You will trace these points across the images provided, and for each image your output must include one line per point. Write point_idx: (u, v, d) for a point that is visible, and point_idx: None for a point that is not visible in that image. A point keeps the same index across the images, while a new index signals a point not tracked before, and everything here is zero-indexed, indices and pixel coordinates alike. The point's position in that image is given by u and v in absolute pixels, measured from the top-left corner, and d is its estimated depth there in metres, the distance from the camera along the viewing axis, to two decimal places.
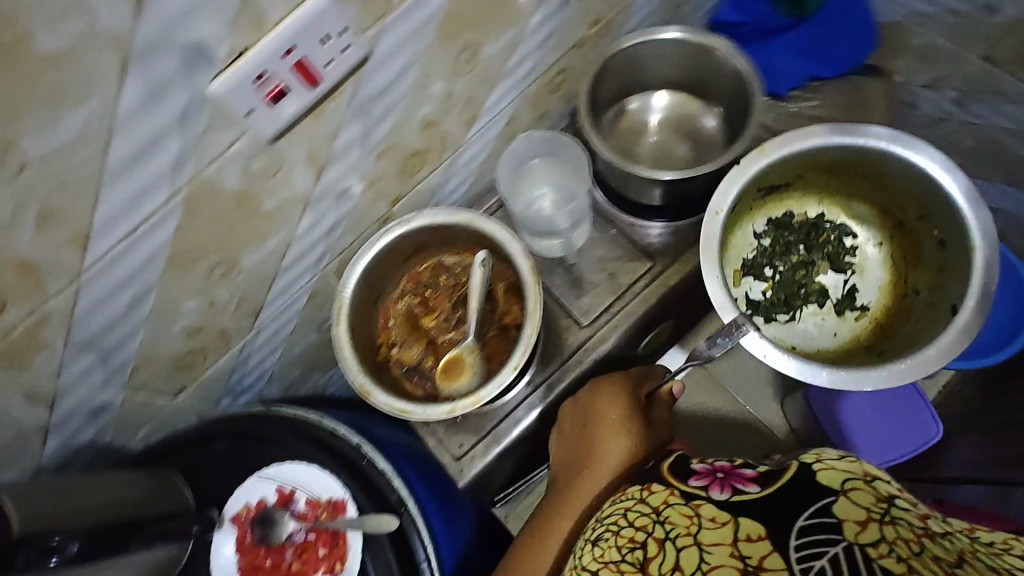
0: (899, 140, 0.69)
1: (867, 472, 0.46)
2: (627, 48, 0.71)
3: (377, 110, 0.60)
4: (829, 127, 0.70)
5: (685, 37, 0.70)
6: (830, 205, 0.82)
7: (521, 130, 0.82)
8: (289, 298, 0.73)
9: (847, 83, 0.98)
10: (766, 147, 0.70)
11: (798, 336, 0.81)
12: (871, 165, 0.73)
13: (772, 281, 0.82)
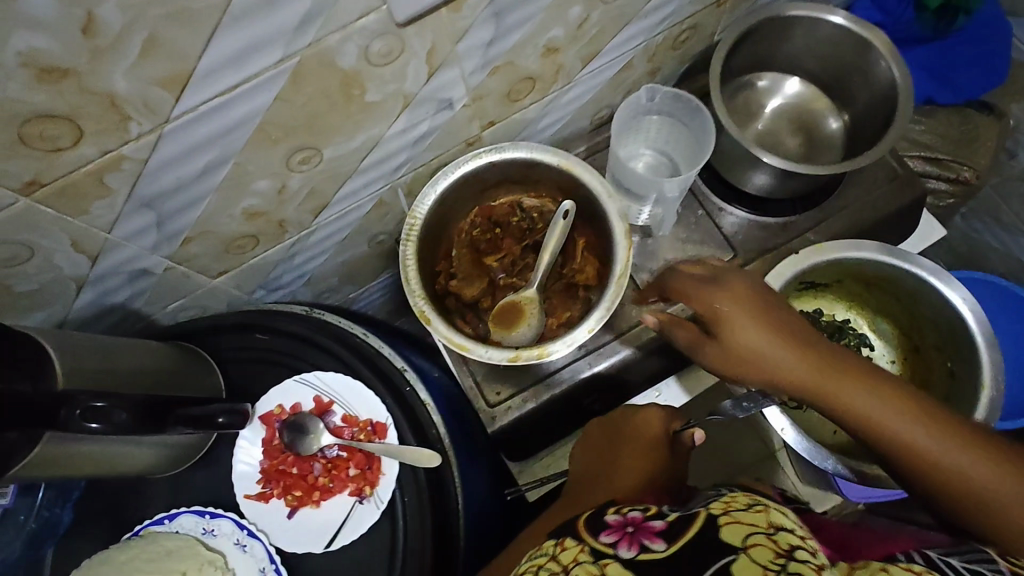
0: (939, 276, 0.67)
1: (771, 523, 0.36)
2: (782, 18, 0.65)
3: (512, 17, 0.54)
4: (881, 246, 0.68)
5: (849, 27, 0.64)
6: (856, 314, 0.79)
7: (630, 81, 0.76)
8: (355, 201, 0.68)
9: (962, 113, 0.93)
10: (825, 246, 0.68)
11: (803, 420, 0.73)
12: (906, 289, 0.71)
13: None
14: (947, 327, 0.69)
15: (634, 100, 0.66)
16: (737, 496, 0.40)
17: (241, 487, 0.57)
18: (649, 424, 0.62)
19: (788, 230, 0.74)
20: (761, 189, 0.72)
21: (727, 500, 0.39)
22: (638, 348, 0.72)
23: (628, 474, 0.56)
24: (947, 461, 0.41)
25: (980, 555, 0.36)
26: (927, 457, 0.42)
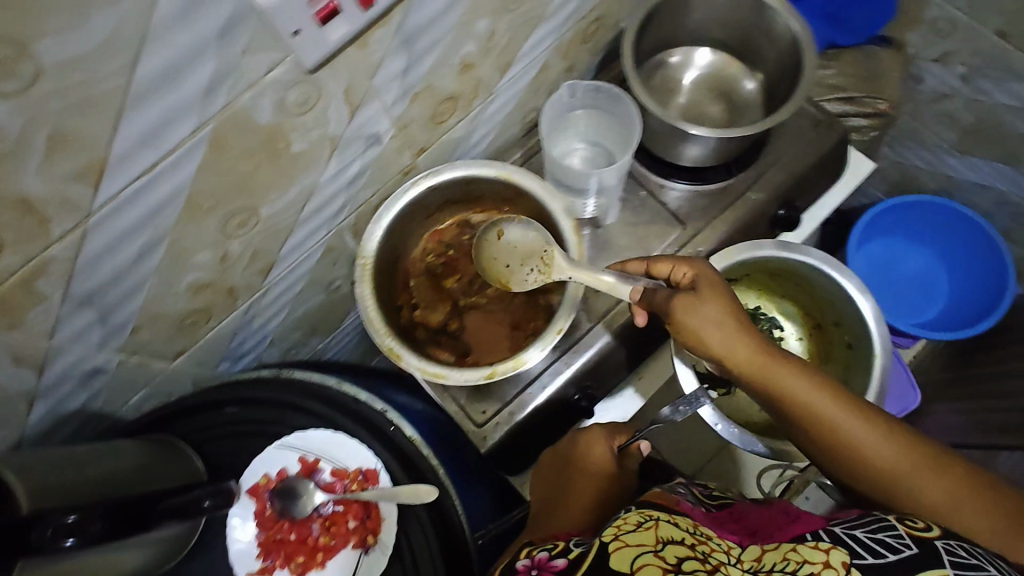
0: (829, 262, 0.71)
1: (658, 540, 0.44)
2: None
3: (421, 44, 0.54)
4: (777, 243, 0.72)
5: None
6: (765, 299, 0.81)
7: (549, 82, 0.77)
8: (301, 255, 0.67)
9: (863, 53, 0.98)
10: (729, 250, 0.71)
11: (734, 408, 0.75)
12: (800, 276, 0.75)
13: None
14: (839, 304, 0.73)
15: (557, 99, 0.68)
16: (631, 516, 0.47)
17: (241, 566, 0.55)
18: (591, 446, 0.66)
19: (728, 194, 0.77)
20: (699, 159, 0.74)
21: (618, 524, 0.46)
22: (612, 337, 0.73)
23: (588, 490, 0.62)
24: (907, 467, 0.46)
25: (882, 522, 0.43)
26: (891, 465, 0.46)
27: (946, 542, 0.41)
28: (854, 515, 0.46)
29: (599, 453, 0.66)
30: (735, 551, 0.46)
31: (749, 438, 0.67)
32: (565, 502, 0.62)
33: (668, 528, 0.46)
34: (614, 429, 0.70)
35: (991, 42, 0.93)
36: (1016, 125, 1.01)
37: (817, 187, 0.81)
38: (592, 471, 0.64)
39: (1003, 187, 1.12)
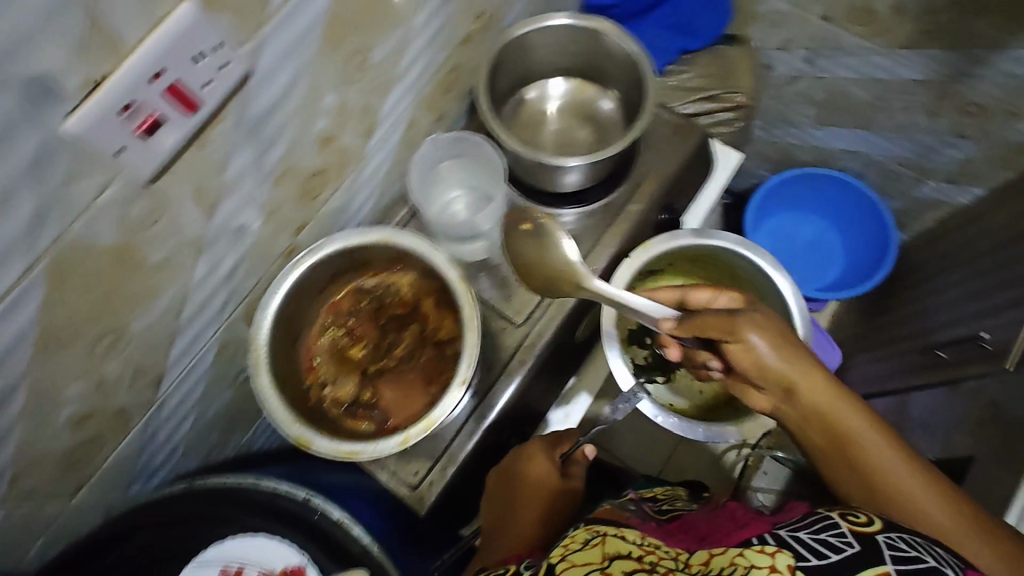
0: (742, 244, 0.77)
1: (605, 556, 0.50)
2: (515, 38, 0.70)
3: (267, 132, 0.54)
4: (692, 231, 0.78)
5: (573, 23, 0.71)
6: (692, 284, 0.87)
7: (420, 137, 0.79)
8: (194, 358, 0.65)
9: (712, 54, 1.06)
10: (647, 244, 0.77)
11: (673, 396, 0.85)
12: (722, 262, 0.81)
13: (651, 348, 0.86)
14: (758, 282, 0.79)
15: (423, 155, 0.71)
16: (578, 535, 0.55)
17: None
18: (533, 460, 0.73)
19: (612, 210, 0.80)
20: (576, 182, 0.77)
21: (566, 545, 0.54)
22: (527, 368, 0.75)
23: (533, 507, 0.70)
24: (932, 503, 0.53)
25: (828, 524, 0.49)
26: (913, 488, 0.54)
27: (885, 536, 0.47)
28: (800, 519, 0.52)
29: (541, 468, 0.72)
30: (682, 556, 0.53)
31: (689, 424, 0.74)
32: (513, 517, 0.70)
33: (614, 543, 0.53)
34: (556, 441, 0.76)
35: (819, 26, 1.03)
36: (861, 94, 1.10)
37: (691, 188, 0.86)
38: (537, 485, 0.71)
39: (863, 151, 1.22)
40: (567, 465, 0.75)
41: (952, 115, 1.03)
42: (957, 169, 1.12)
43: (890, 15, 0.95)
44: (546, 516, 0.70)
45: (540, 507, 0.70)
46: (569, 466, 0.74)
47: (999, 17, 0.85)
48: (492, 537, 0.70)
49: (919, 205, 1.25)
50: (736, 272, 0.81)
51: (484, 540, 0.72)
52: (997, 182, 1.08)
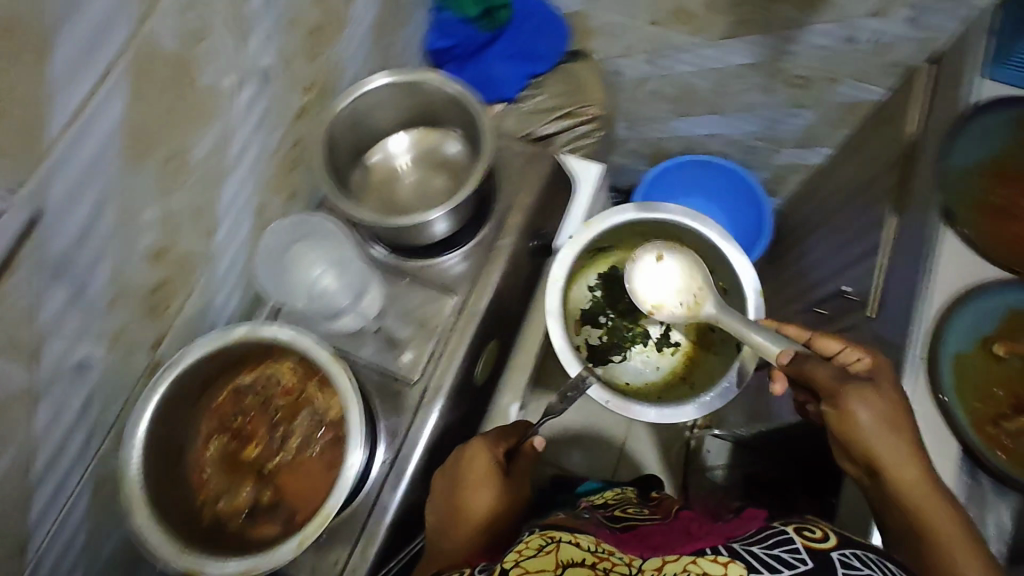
0: (689, 216, 0.82)
1: (559, 564, 0.48)
2: (343, 110, 0.70)
3: (82, 263, 0.51)
4: (632, 207, 0.82)
5: (395, 79, 0.71)
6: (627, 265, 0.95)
7: (275, 217, 0.77)
8: (58, 513, 0.58)
9: (559, 72, 1.11)
10: (591, 222, 0.82)
11: (629, 373, 0.90)
12: (676, 237, 0.86)
13: (607, 328, 0.91)
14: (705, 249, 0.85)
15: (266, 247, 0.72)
16: (532, 540, 0.53)
17: None
18: (474, 457, 0.70)
19: (487, 247, 0.82)
20: (444, 230, 0.79)
21: (521, 550, 0.51)
22: (433, 424, 0.74)
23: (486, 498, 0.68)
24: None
25: (784, 539, 0.51)
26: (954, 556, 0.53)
27: (840, 551, 0.50)
28: (754, 532, 0.53)
29: (485, 463, 0.69)
30: (635, 561, 0.50)
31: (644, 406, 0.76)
32: (463, 518, 0.67)
33: (567, 549, 0.50)
34: (499, 436, 0.74)
35: (649, 30, 1.09)
36: (703, 84, 1.17)
37: (556, 209, 0.91)
38: (487, 479, 0.69)
39: (721, 133, 1.30)
40: (513, 461, 0.73)
41: (784, 91, 1.11)
42: (803, 135, 1.21)
43: (706, 12, 1.02)
44: (502, 510, 0.68)
45: (492, 499, 0.68)
46: (514, 462, 0.73)
47: None
48: (439, 533, 0.66)
49: (781, 172, 1.34)
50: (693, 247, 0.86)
51: (435, 535, 0.67)
52: (837, 141, 1.18)
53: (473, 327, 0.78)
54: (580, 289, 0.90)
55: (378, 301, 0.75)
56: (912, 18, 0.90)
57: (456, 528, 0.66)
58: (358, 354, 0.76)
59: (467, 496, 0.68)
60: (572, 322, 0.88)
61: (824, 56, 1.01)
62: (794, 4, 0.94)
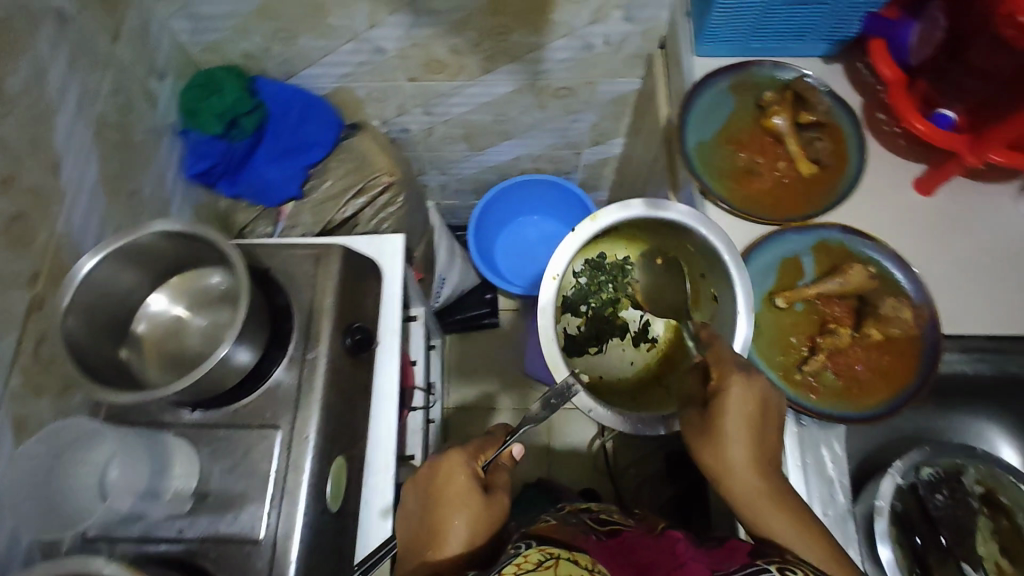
0: (697, 220, 0.71)
1: None
2: (70, 302, 0.63)
3: None
4: (647, 204, 0.72)
5: (117, 248, 0.65)
6: None
7: (47, 422, 0.69)
8: None
9: (339, 152, 1.09)
10: (596, 215, 0.72)
11: (604, 367, 0.87)
12: (668, 232, 0.78)
13: (585, 316, 0.90)
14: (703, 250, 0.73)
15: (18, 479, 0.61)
16: (530, 554, 0.49)
17: None
18: (452, 472, 0.64)
19: (298, 364, 0.78)
20: (249, 361, 0.74)
21: (519, 564, 0.48)
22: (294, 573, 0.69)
23: (477, 513, 0.62)
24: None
25: None
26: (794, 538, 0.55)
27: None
28: (737, 569, 0.52)
29: (466, 477, 0.63)
30: None
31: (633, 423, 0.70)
32: (436, 542, 0.60)
33: (568, 566, 0.48)
34: (479, 447, 0.69)
35: (411, 86, 1.09)
36: (485, 117, 1.19)
37: (368, 292, 0.89)
38: (468, 497, 0.62)
39: (524, 152, 1.34)
40: (490, 473, 0.68)
41: (556, 104, 1.16)
42: (593, 134, 1.26)
43: (453, 58, 1.03)
44: (484, 528, 0.61)
45: (472, 517, 0.61)
46: (491, 473, 0.68)
47: (523, 28, 0.96)
48: (417, 548, 0.61)
49: (593, 167, 1.40)
50: (682, 247, 0.79)
51: (408, 554, 0.62)
52: (625, 130, 1.24)
53: (308, 456, 0.73)
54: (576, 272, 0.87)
55: (190, 458, 0.71)
56: (629, 16, 0.94)
57: (435, 547, 0.60)
58: (189, 532, 0.70)
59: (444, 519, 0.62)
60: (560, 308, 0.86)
61: (574, 66, 1.05)
62: (525, 32, 0.97)
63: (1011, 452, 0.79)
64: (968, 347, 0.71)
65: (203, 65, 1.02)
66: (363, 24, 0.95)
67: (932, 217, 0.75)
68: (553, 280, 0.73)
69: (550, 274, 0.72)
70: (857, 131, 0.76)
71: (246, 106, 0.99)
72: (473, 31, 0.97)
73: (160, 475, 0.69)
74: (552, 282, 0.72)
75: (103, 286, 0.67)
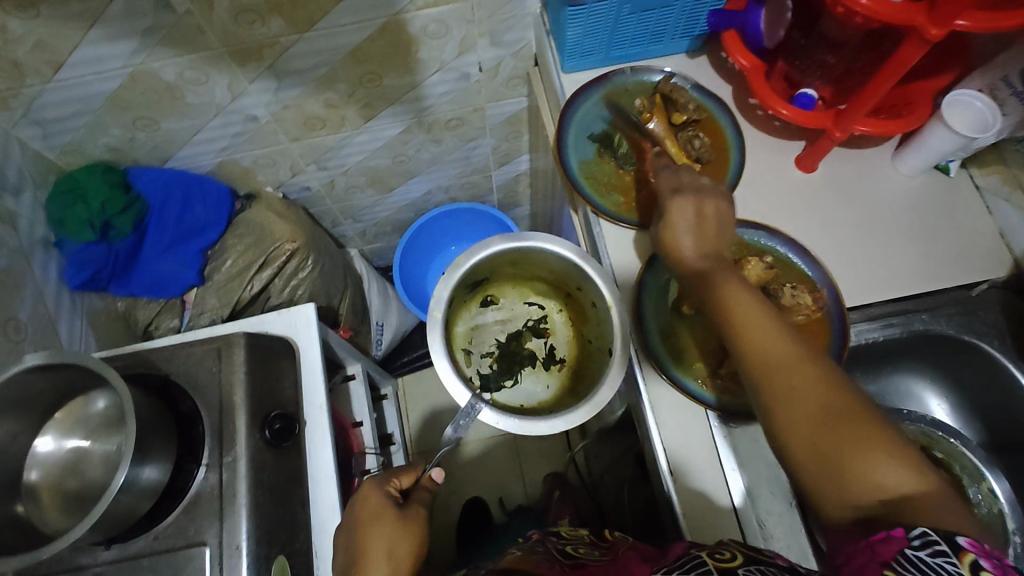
0: (549, 241, 0.74)
1: None
2: None
3: None
4: (505, 237, 0.74)
5: None
6: (520, 287, 0.86)
7: None
8: None
9: (235, 226, 1.06)
10: (460, 259, 0.74)
11: (523, 396, 0.83)
12: (534, 261, 0.79)
13: (493, 355, 0.86)
14: (563, 267, 0.77)
15: None
16: None
17: None
18: (369, 500, 0.68)
19: (215, 470, 0.73)
20: (160, 478, 0.69)
21: None
22: None
23: (394, 535, 0.65)
24: (785, 364, 0.51)
25: (695, 564, 0.50)
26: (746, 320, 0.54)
27: (745, 570, 0.48)
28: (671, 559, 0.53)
29: (378, 498, 0.68)
30: None
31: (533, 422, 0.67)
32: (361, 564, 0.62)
33: None
34: (394, 474, 0.74)
35: (297, 145, 1.06)
36: (383, 161, 1.17)
37: (287, 371, 0.84)
38: (386, 513, 0.66)
39: (434, 185, 1.32)
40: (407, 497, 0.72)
41: (450, 135, 1.14)
42: (497, 156, 1.25)
43: (330, 111, 0.99)
44: (402, 548, 0.64)
45: (391, 535, 0.65)
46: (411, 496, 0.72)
47: (393, 72, 0.94)
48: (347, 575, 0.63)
49: (506, 185, 1.39)
50: (555, 270, 0.79)
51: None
52: (526, 146, 1.23)
53: (242, 565, 0.69)
54: (466, 319, 0.85)
55: None
56: (496, 42, 0.93)
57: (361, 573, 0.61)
58: None
59: (374, 527, 0.64)
60: (459, 354, 0.83)
61: (457, 98, 1.03)
62: (395, 75, 0.95)
63: (940, 403, 0.80)
64: (872, 314, 0.73)
65: (66, 168, 0.96)
66: (225, 96, 0.91)
67: (818, 195, 0.76)
68: (435, 330, 0.72)
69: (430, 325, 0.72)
70: (733, 124, 0.77)
71: (118, 206, 0.94)
72: (342, 83, 0.94)
73: None
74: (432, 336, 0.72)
75: None
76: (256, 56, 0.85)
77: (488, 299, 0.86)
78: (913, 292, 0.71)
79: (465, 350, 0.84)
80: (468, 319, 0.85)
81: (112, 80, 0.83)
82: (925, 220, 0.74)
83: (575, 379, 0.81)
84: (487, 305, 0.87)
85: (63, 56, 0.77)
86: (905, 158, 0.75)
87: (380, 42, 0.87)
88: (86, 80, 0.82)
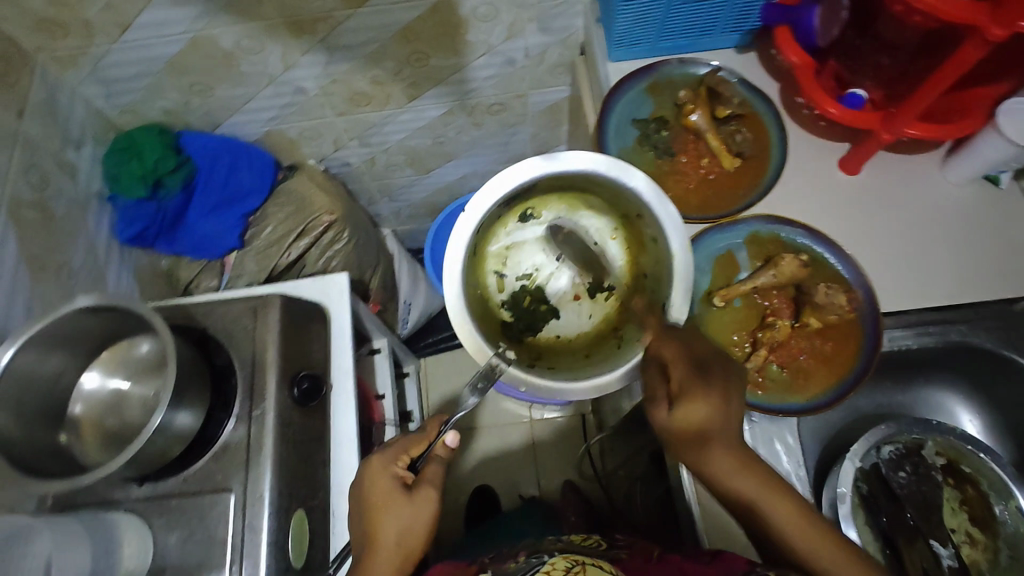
0: (612, 164, 0.70)
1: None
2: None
3: None
4: (543, 159, 0.71)
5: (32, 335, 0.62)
6: (566, 200, 0.80)
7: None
8: None
9: (277, 195, 1.09)
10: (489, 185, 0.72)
11: (561, 326, 0.80)
12: (587, 182, 0.75)
13: (530, 276, 0.82)
14: (618, 190, 0.73)
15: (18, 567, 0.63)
16: (556, 564, 0.56)
17: None
18: (375, 481, 0.68)
19: (245, 422, 0.75)
20: (193, 424, 0.72)
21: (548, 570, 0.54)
22: None
23: (399, 516, 0.65)
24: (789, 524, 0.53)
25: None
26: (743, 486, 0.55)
27: None
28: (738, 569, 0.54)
29: (388, 482, 0.68)
30: None
31: (560, 390, 0.67)
32: (372, 544, 0.64)
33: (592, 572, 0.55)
34: (405, 445, 0.73)
35: (342, 120, 1.09)
36: (422, 142, 1.19)
37: (318, 336, 0.86)
38: (392, 496, 0.67)
39: (471, 170, 1.33)
40: (420, 469, 0.71)
41: (491, 120, 1.15)
42: (535, 144, 1.26)
43: (377, 89, 1.02)
44: (413, 531, 0.65)
45: (402, 520, 0.65)
46: (424, 468, 0.71)
47: (440, 53, 0.95)
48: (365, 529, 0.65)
49: None
50: (614, 189, 0.74)
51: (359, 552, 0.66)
52: (565, 136, 1.24)
53: (264, 514, 0.71)
54: (502, 237, 0.81)
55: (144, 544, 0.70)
56: (544, 28, 0.94)
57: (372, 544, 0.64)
58: None
59: (387, 502, 0.66)
60: (490, 275, 0.80)
61: (500, 82, 1.04)
62: (443, 55, 0.96)
63: (971, 420, 0.79)
64: (909, 321, 0.71)
65: (124, 127, 1.01)
66: (279, 67, 0.94)
67: (861, 198, 0.75)
68: (457, 264, 0.72)
69: (451, 259, 0.72)
70: (777, 119, 0.77)
71: (169, 165, 0.98)
72: (390, 61, 0.96)
73: (108, 555, 0.69)
74: (455, 263, 0.72)
75: (32, 370, 0.65)
76: (310, 30, 0.88)
77: (528, 214, 0.81)
78: (952, 303, 0.70)
79: (498, 273, 0.81)
80: (503, 237, 0.81)
81: (174, 44, 0.87)
82: (970, 230, 0.72)
83: (620, 314, 0.77)
84: (527, 219, 0.81)
85: (130, 18, 0.81)
86: (956, 166, 0.73)
87: (430, 22, 0.89)
88: (149, 42, 0.86)
